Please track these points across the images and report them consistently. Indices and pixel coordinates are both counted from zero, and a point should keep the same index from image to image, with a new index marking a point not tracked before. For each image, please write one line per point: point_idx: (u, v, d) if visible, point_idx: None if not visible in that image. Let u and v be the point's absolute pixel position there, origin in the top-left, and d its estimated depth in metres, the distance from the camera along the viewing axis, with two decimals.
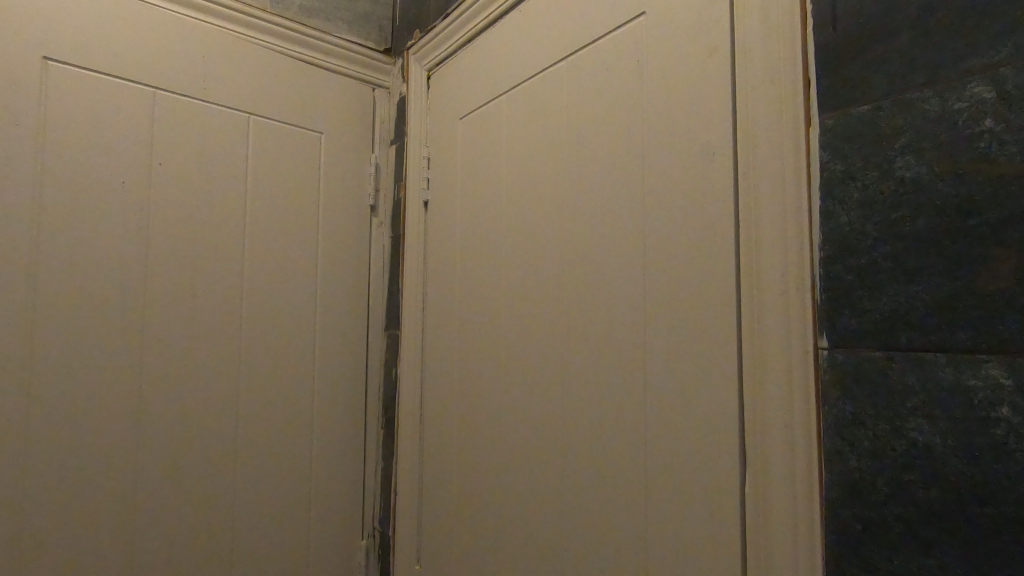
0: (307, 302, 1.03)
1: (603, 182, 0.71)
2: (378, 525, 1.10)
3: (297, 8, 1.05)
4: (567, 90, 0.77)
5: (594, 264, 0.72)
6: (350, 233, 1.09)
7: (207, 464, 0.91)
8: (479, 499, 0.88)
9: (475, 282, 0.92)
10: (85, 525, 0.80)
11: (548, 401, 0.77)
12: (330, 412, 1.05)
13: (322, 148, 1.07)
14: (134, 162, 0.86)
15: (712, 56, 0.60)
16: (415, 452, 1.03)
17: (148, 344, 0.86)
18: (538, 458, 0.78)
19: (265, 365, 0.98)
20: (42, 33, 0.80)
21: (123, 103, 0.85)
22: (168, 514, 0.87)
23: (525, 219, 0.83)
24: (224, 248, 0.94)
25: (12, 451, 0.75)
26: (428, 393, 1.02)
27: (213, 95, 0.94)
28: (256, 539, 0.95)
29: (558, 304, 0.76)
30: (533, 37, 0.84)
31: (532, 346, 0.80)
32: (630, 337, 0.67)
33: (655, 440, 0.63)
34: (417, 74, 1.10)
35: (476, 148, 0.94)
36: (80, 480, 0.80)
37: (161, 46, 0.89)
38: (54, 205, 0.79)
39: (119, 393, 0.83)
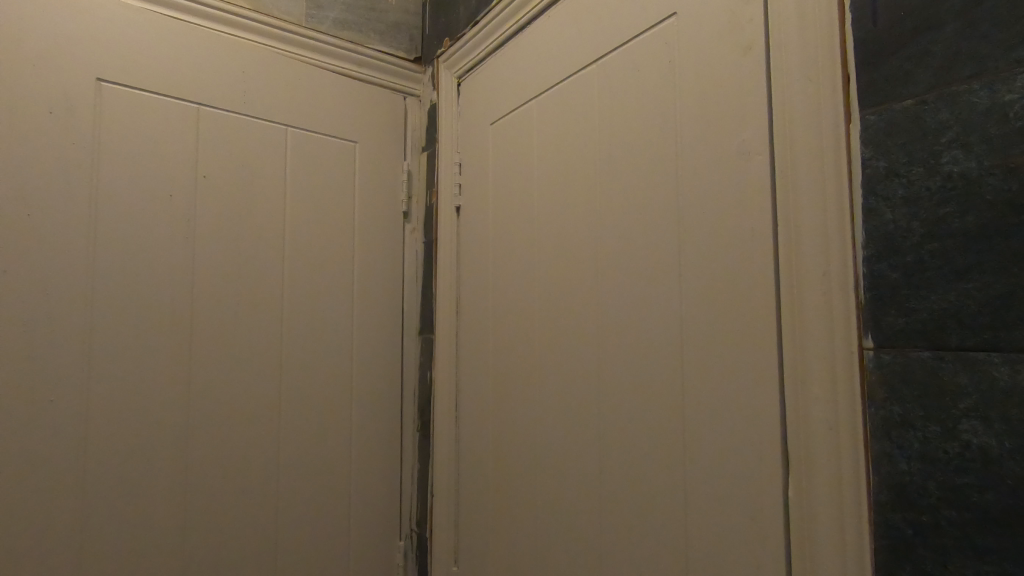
0: (344, 307, 1.06)
1: (635, 183, 0.72)
2: (415, 526, 1.12)
3: (332, 22, 1.08)
4: (598, 93, 0.78)
5: (628, 266, 0.72)
6: (384, 240, 1.12)
7: (252, 463, 0.94)
8: (515, 500, 0.89)
9: (509, 285, 0.93)
10: (139, 523, 0.84)
11: (584, 402, 0.77)
12: (367, 414, 1.07)
13: (356, 156, 1.09)
14: (181, 175, 0.90)
15: (746, 55, 0.60)
16: (451, 453, 1.05)
17: (196, 350, 0.90)
18: (574, 461, 0.79)
19: (305, 369, 1.00)
20: (96, 56, 0.84)
21: (170, 119, 0.89)
22: (216, 513, 0.90)
23: (557, 222, 0.84)
24: (265, 256, 0.97)
25: (74, 451, 0.79)
26: (464, 395, 1.03)
27: (254, 109, 0.98)
28: (298, 538, 0.98)
29: (594, 306, 0.77)
30: (562, 41, 0.85)
31: (567, 347, 0.81)
32: (666, 339, 0.67)
33: (694, 442, 0.63)
34: (448, 82, 1.12)
35: (508, 152, 0.95)
36: (135, 479, 0.84)
37: (205, 64, 0.93)
38: (109, 218, 0.84)
39: (170, 396, 0.87)
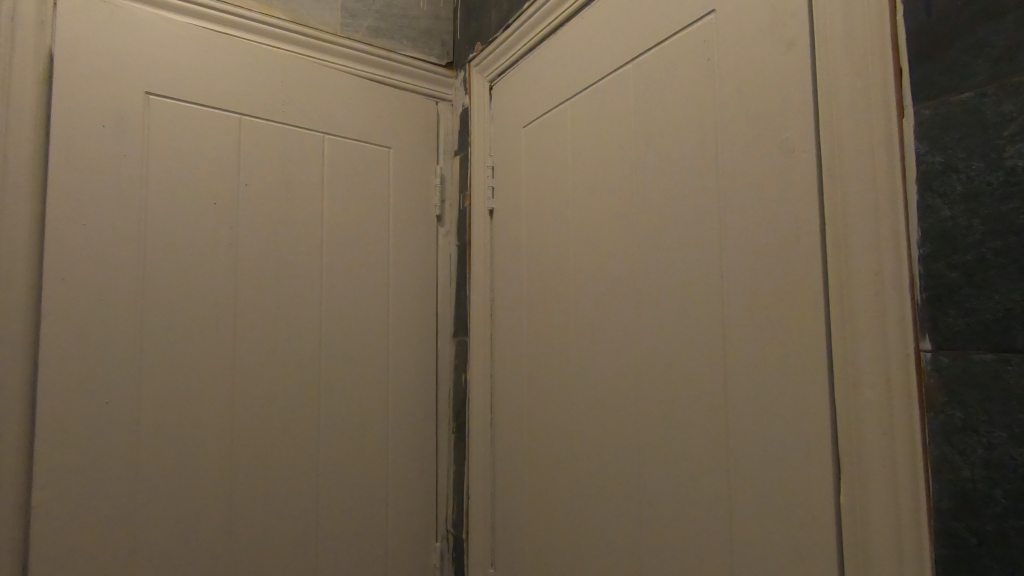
0: (380, 310, 1.07)
1: (673, 183, 0.71)
2: (451, 528, 1.12)
3: (366, 30, 1.10)
4: (634, 92, 0.77)
5: (668, 267, 0.71)
6: (418, 243, 1.13)
7: (294, 463, 0.96)
8: (552, 502, 0.89)
9: (544, 288, 0.93)
10: (188, 520, 0.87)
11: (623, 404, 0.77)
12: (404, 416, 1.09)
13: (390, 162, 1.11)
14: (225, 183, 0.93)
15: (789, 51, 0.59)
16: (487, 456, 1.05)
17: (240, 352, 0.92)
18: (613, 465, 0.78)
19: (343, 371, 1.02)
20: (145, 71, 0.87)
21: (214, 130, 0.92)
22: (260, 513, 0.93)
23: (593, 223, 0.83)
24: (304, 260, 0.99)
25: (127, 451, 0.83)
26: (499, 397, 1.03)
27: (292, 118, 1.00)
28: (338, 538, 1.00)
29: (632, 308, 0.76)
30: (596, 42, 0.84)
31: (604, 349, 0.80)
32: (708, 340, 0.66)
33: (739, 446, 0.62)
34: (480, 85, 1.13)
35: (541, 154, 0.95)
36: (184, 477, 0.87)
37: (246, 76, 0.96)
38: (158, 226, 0.87)
39: (216, 398, 0.90)
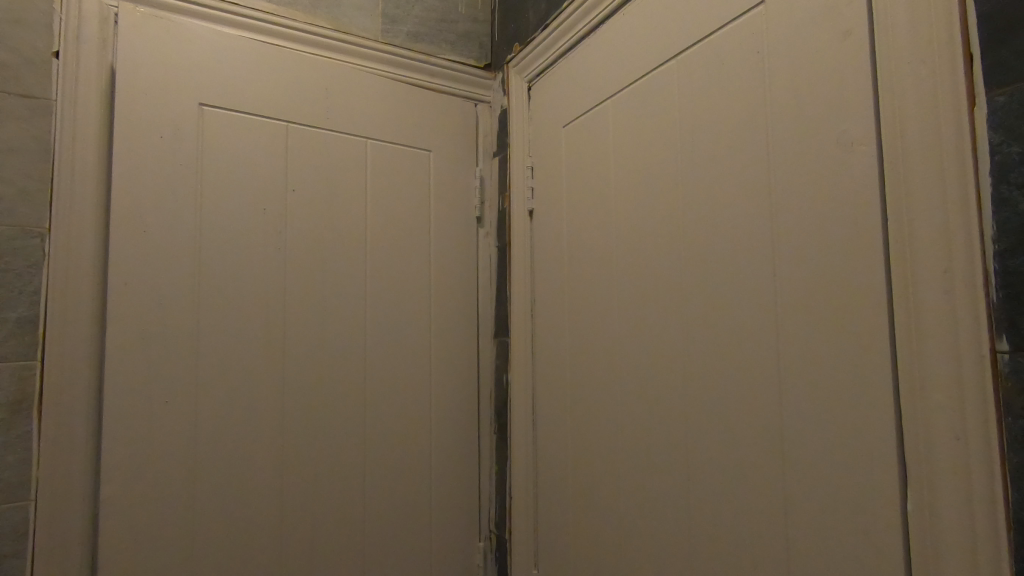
0: (422, 311, 1.08)
1: (722, 180, 0.69)
2: (493, 528, 1.13)
3: (405, 35, 1.12)
4: (680, 88, 0.76)
5: (716, 265, 0.70)
6: (459, 245, 1.14)
7: (341, 462, 0.98)
8: (598, 503, 0.88)
9: (586, 288, 0.92)
10: (242, 516, 0.90)
11: (670, 405, 0.75)
12: (446, 417, 1.10)
13: (430, 164, 1.12)
14: (273, 189, 0.95)
15: (846, 40, 0.57)
16: (529, 456, 1.05)
17: (290, 354, 0.95)
18: (659, 467, 0.77)
19: (387, 372, 1.04)
20: (199, 83, 0.91)
21: (263, 137, 0.95)
22: (310, 510, 0.95)
23: (638, 221, 0.82)
24: (349, 262, 1.01)
25: (186, 449, 0.86)
26: (541, 397, 1.03)
27: (337, 124, 1.02)
28: (384, 536, 1.02)
29: (679, 308, 0.75)
30: (639, 38, 0.83)
31: (650, 349, 0.79)
32: (759, 341, 0.64)
33: (795, 450, 0.60)
34: (519, 86, 1.13)
35: (583, 153, 0.94)
36: (239, 475, 0.90)
37: (293, 83, 0.98)
38: (212, 232, 0.90)
39: (267, 397, 0.92)
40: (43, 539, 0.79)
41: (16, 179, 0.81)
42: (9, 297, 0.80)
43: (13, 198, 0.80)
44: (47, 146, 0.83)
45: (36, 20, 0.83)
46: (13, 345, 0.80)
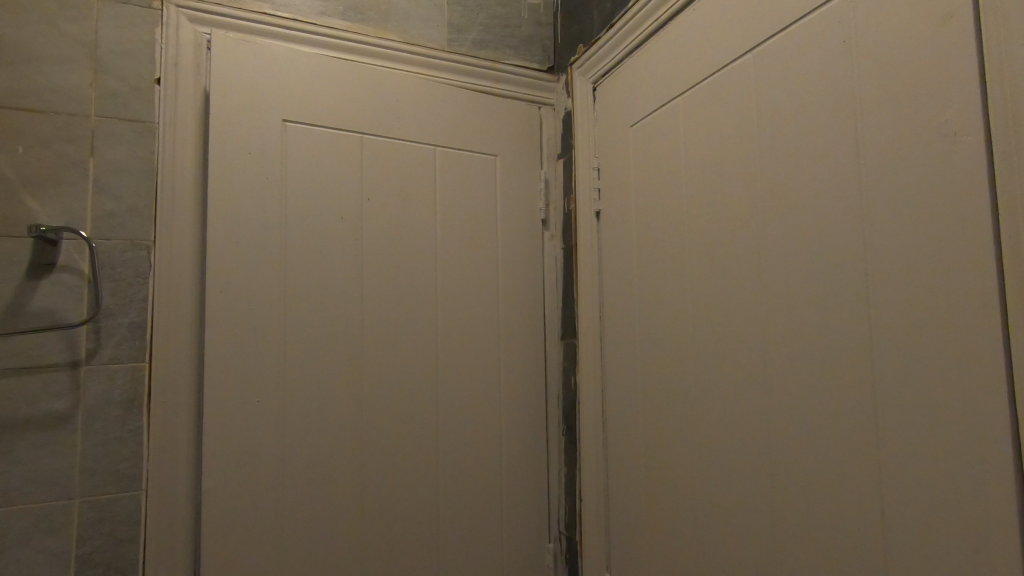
0: (491, 314, 1.10)
1: (805, 175, 0.67)
2: (564, 529, 1.13)
3: (471, 43, 1.14)
4: (757, 82, 0.74)
5: (799, 265, 0.67)
6: (525, 248, 1.15)
7: (416, 461, 1.01)
8: (674, 508, 0.87)
9: (658, 290, 0.91)
10: (327, 510, 0.94)
11: (752, 409, 0.73)
12: (515, 418, 1.11)
13: (496, 169, 1.14)
14: (350, 199, 1.00)
15: (946, 24, 0.53)
16: (599, 459, 1.05)
17: (367, 356, 0.99)
18: (740, 473, 0.75)
19: (458, 373, 1.06)
20: (283, 101, 0.96)
21: (340, 150, 0.99)
22: (387, 507, 0.99)
23: (713, 221, 0.80)
24: (420, 267, 1.04)
25: (275, 446, 0.91)
26: (611, 399, 1.03)
27: (408, 133, 1.05)
28: (458, 535, 1.04)
29: (760, 309, 0.72)
30: (711, 33, 0.81)
31: (727, 352, 0.77)
32: (849, 343, 0.61)
33: (893, 459, 0.57)
34: (583, 88, 1.13)
35: (652, 153, 0.93)
36: (322, 471, 0.94)
37: (366, 96, 1.03)
38: (295, 241, 0.95)
39: (346, 397, 0.97)
40: (153, 527, 0.86)
41: (127, 198, 0.89)
42: (122, 305, 0.88)
43: (124, 215, 0.88)
44: (152, 167, 0.90)
45: (142, 51, 0.91)
46: (126, 349, 0.88)
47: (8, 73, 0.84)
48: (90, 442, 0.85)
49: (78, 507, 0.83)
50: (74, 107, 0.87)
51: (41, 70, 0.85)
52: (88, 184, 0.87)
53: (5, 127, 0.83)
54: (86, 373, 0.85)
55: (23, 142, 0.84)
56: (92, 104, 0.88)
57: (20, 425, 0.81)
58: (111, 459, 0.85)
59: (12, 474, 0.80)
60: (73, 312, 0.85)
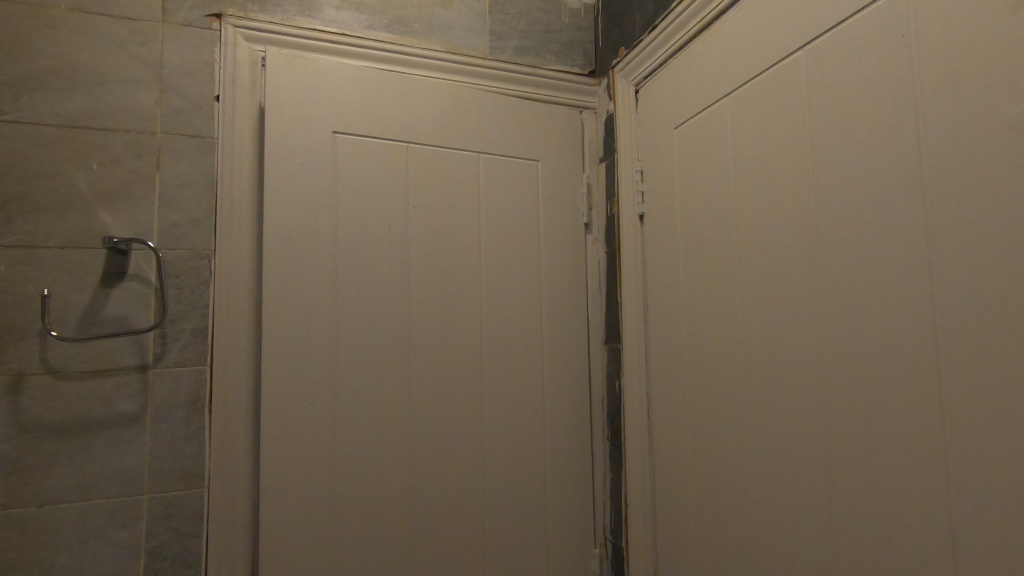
0: (535, 318, 1.11)
1: (861, 175, 0.64)
2: (609, 535, 1.13)
3: (512, 50, 1.16)
4: (809, 79, 0.72)
5: (854, 267, 0.65)
6: (568, 252, 1.15)
7: (462, 463, 1.03)
8: (725, 516, 0.85)
9: (706, 294, 0.90)
10: (376, 511, 0.96)
11: (806, 417, 0.71)
12: (559, 423, 1.11)
13: (539, 174, 1.14)
14: (396, 206, 1.02)
15: (1015, 14, 0.50)
16: (646, 464, 1.04)
17: (413, 360, 1.01)
18: (794, 481, 0.73)
19: (502, 378, 1.07)
20: (333, 113, 0.99)
21: (386, 159, 1.02)
22: (434, 509, 1.00)
23: (763, 223, 0.79)
24: (465, 273, 1.06)
25: (328, 447, 0.94)
26: (658, 404, 1.02)
27: (452, 141, 1.07)
28: (504, 538, 1.05)
29: (814, 313, 0.70)
30: (758, 32, 0.80)
31: (778, 357, 0.75)
32: (912, 350, 0.59)
33: (962, 471, 0.54)
34: (625, 90, 1.12)
35: (698, 155, 0.92)
36: (372, 472, 0.97)
37: (412, 106, 1.05)
38: (346, 248, 0.98)
39: (393, 401, 0.99)
40: (215, 524, 0.90)
41: (190, 210, 0.93)
42: (186, 311, 0.92)
43: (187, 226, 0.93)
44: (212, 180, 0.95)
45: (202, 71, 0.96)
46: (190, 353, 0.92)
47: (83, 95, 0.90)
48: (158, 441, 0.89)
49: (147, 503, 0.88)
50: (142, 126, 0.92)
51: (113, 92, 0.91)
52: (154, 198, 0.92)
53: (82, 146, 0.89)
54: (153, 376, 0.90)
55: (97, 160, 0.90)
56: (158, 122, 0.93)
57: (95, 425, 0.87)
58: (176, 458, 0.90)
59: (88, 471, 0.86)
60: (142, 318, 0.90)
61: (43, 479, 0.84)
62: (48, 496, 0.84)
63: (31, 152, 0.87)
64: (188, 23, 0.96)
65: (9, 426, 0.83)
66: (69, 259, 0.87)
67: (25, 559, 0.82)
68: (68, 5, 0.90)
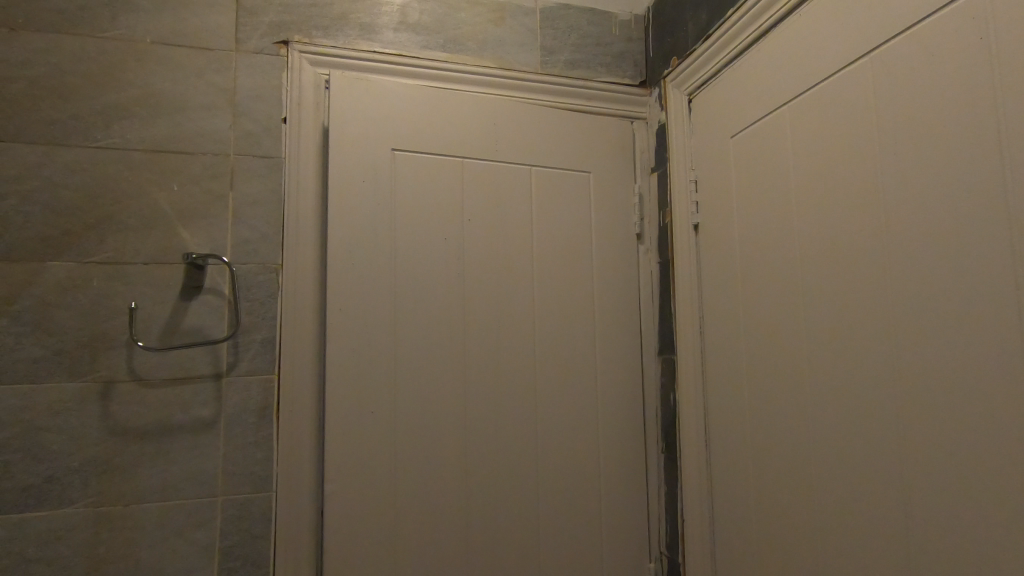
0: (587, 328, 1.11)
1: (933, 184, 0.62)
2: (665, 549, 1.11)
3: (563, 64, 1.17)
4: (876, 85, 0.70)
5: (927, 279, 0.63)
6: (620, 262, 1.15)
7: (516, 472, 1.04)
8: (788, 534, 0.83)
9: (765, 306, 0.88)
10: (433, 518, 0.98)
11: (875, 433, 0.69)
12: (612, 435, 1.10)
13: (590, 186, 1.15)
14: (452, 219, 1.05)
15: None
16: (703, 477, 1.03)
17: (469, 370, 1.03)
18: (864, 499, 0.70)
19: (555, 388, 1.08)
20: (392, 132, 1.03)
21: (442, 174, 1.05)
22: (490, 516, 1.01)
23: (825, 232, 0.77)
24: (518, 284, 1.07)
25: (389, 453, 0.97)
26: (715, 416, 1.00)
27: (505, 155, 1.09)
28: (558, 549, 1.05)
29: (883, 326, 0.68)
30: (819, 39, 0.78)
31: (843, 370, 0.73)
32: (995, 366, 0.56)
33: None
34: (678, 100, 1.12)
35: (756, 164, 0.91)
36: (431, 480, 0.99)
37: (466, 122, 1.08)
38: (405, 261, 1.02)
39: (449, 409, 1.01)
40: (283, 526, 0.95)
41: (260, 227, 0.99)
42: (257, 323, 0.98)
43: (257, 241, 0.98)
44: (280, 197, 1.00)
45: (271, 95, 1.02)
46: (260, 362, 0.97)
47: (166, 122, 0.96)
48: (231, 446, 0.94)
49: (221, 504, 0.93)
50: (217, 148, 0.98)
51: (191, 118, 0.98)
52: (228, 215, 0.98)
53: (164, 169, 0.96)
54: (226, 384, 0.95)
55: (177, 181, 0.96)
56: (232, 144, 0.99)
57: (175, 430, 0.92)
58: (248, 463, 0.95)
59: (169, 472, 0.91)
60: (217, 329, 0.96)
61: (129, 480, 0.90)
62: (134, 495, 0.90)
63: (120, 175, 0.94)
64: (258, 51, 1.02)
65: (100, 430, 0.89)
66: (153, 274, 0.94)
67: (112, 554, 0.88)
68: (153, 38, 0.97)
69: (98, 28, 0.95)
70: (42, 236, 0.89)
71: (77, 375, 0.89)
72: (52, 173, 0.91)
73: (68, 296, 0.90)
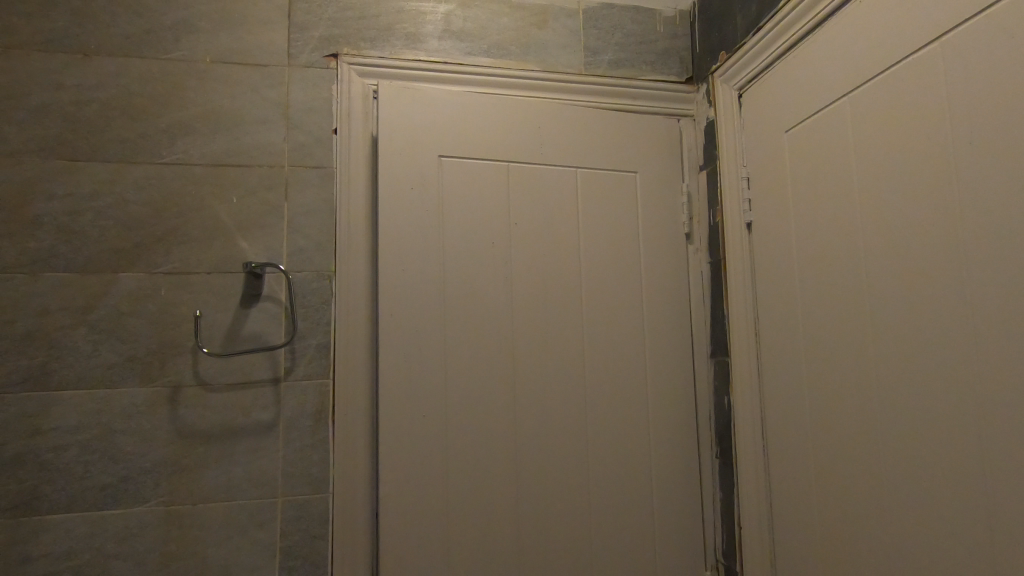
0: (636, 330, 1.09)
1: (1012, 176, 0.58)
2: (721, 557, 1.08)
3: (607, 63, 1.16)
4: (942, 72, 0.66)
5: (1005, 278, 0.59)
6: (669, 263, 1.13)
7: (565, 475, 1.03)
8: (854, 545, 0.79)
9: (823, 305, 0.84)
10: (485, 521, 0.99)
11: (949, 441, 0.65)
12: (665, 439, 1.08)
13: (637, 186, 1.13)
14: (498, 223, 1.05)
15: None
16: (761, 483, 0.99)
17: (518, 373, 1.03)
18: (936, 510, 0.66)
19: (604, 390, 1.06)
20: (439, 139, 1.04)
21: (488, 179, 1.06)
22: (540, 519, 1.01)
23: (889, 228, 0.73)
24: (564, 285, 1.07)
25: (440, 456, 0.98)
26: (772, 420, 0.97)
27: (550, 158, 1.09)
28: (610, 554, 1.03)
29: (957, 327, 0.64)
30: (878, 26, 0.74)
31: (910, 374, 0.69)
32: None
33: None
34: (727, 96, 1.09)
35: (811, 159, 0.87)
36: (482, 483, 0.99)
37: (511, 126, 1.08)
38: (454, 266, 1.03)
39: (498, 412, 1.01)
40: (339, 527, 0.97)
41: (314, 235, 1.02)
42: (313, 329, 1.00)
43: (312, 250, 1.01)
44: (332, 206, 1.03)
45: (322, 107, 1.05)
46: (316, 367, 1.00)
47: (225, 136, 1.00)
48: (289, 449, 0.97)
49: (280, 505, 0.96)
50: (273, 161, 1.02)
51: (248, 132, 1.01)
52: (284, 225, 1.01)
53: (223, 181, 1.00)
54: (284, 389, 0.98)
55: (236, 193, 1.00)
56: (286, 156, 1.02)
57: (237, 433, 0.96)
58: (305, 465, 0.97)
59: (232, 473, 0.95)
60: (275, 335, 0.99)
61: (196, 480, 0.94)
62: (200, 495, 0.94)
63: (183, 188, 0.98)
64: (309, 64, 1.05)
65: (169, 432, 0.94)
66: (216, 283, 0.98)
67: (182, 550, 0.92)
68: (212, 57, 1.02)
69: (161, 50, 1.00)
70: (114, 248, 0.95)
71: (146, 380, 0.94)
72: (123, 189, 0.96)
73: (138, 305, 0.95)
